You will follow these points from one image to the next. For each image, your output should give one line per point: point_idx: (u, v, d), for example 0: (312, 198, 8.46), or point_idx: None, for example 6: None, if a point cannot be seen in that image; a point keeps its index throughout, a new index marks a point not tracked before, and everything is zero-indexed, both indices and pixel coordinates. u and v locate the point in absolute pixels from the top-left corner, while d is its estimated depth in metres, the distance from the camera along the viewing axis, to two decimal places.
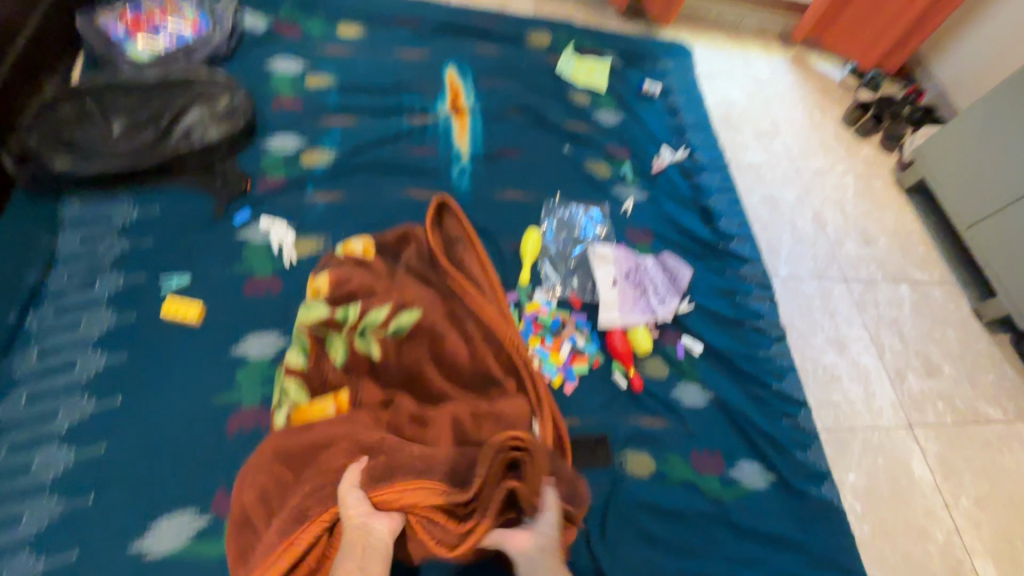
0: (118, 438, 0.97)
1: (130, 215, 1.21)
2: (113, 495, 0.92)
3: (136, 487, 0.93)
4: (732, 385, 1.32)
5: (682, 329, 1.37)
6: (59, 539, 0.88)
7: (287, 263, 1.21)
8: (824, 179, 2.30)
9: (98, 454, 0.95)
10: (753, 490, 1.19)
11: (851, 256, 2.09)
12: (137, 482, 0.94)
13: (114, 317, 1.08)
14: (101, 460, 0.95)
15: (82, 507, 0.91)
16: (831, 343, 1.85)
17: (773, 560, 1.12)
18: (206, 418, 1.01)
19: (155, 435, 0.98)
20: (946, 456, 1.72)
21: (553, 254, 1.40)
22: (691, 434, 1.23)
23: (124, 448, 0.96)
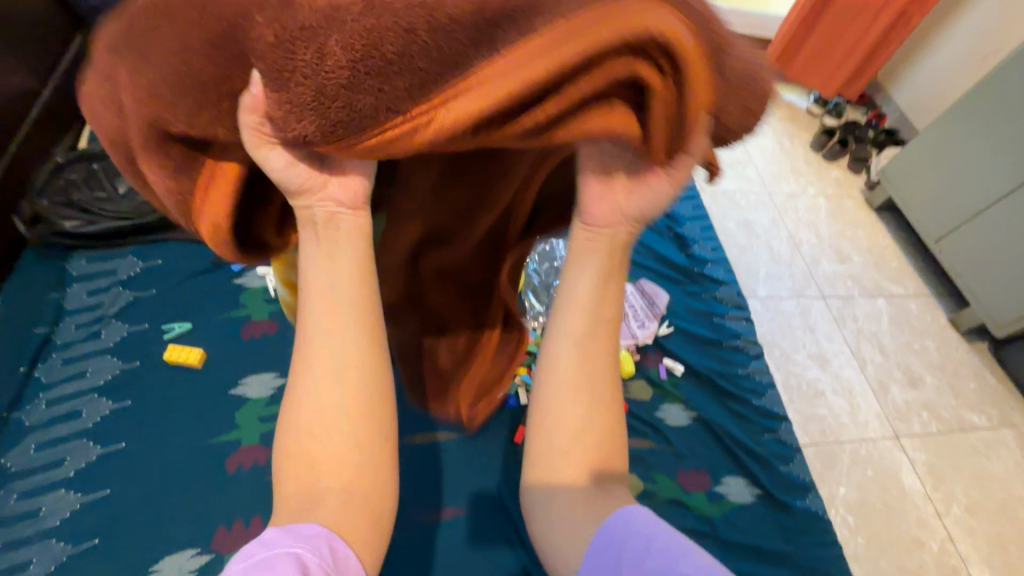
0: (122, 480, 1.01)
1: (134, 267, 1.28)
2: (118, 535, 0.96)
3: (140, 528, 0.97)
4: (714, 402, 1.37)
5: (663, 351, 1.43)
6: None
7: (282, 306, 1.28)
8: (797, 202, 2.41)
9: (103, 497, 0.99)
10: (740, 505, 1.23)
11: (827, 273, 2.17)
12: (141, 523, 0.98)
13: (119, 364, 1.14)
14: (106, 502, 0.99)
15: (88, 549, 0.94)
16: (813, 359, 1.91)
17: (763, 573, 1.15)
18: (208, 457, 1.06)
19: (158, 477, 1.03)
20: (935, 465, 1.75)
21: (536, 285, 1.47)
22: (677, 452, 1.28)
23: (129, 490, 1.00)
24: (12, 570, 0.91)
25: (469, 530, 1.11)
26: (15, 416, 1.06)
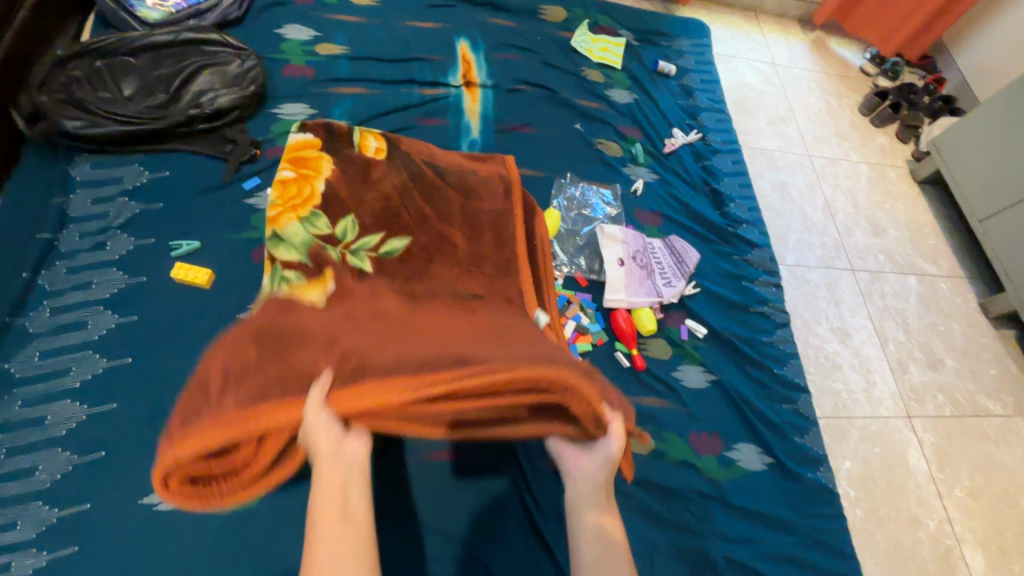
0: (129, 396, 0.99)
1: (140, 177, 1.21)
2: (124, 450, 0.95)
3: (146, 445, 0.96)
4: (733, 368, 1.33)
5: (687, 311, 1.37)
6: (73, 489, 0.91)
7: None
8: (837, 167, 2.27)
9: (109, 411, 0.97)
10: (749, 472, 1.21)
11: (859, 246, 2.07)
12: (148, 439, 0.96)
13: (126, 278, 1.09)
14: (113, 416, 0.97)
15: (94, 461, 0.93)
16: (835, 333, 1.85)
17: (767, 540, 1.14)
18: None
19: (165, 395, 1.01)
20: (943, 447, 1.73)
21: (562, 232, 1.39)
22: (692, 415, 1.25)
23: (135, 406, 0.98)
24: (17, 474, 0.90)
25: (474, 475, 1.06)
26: (17, 322, 1.03)
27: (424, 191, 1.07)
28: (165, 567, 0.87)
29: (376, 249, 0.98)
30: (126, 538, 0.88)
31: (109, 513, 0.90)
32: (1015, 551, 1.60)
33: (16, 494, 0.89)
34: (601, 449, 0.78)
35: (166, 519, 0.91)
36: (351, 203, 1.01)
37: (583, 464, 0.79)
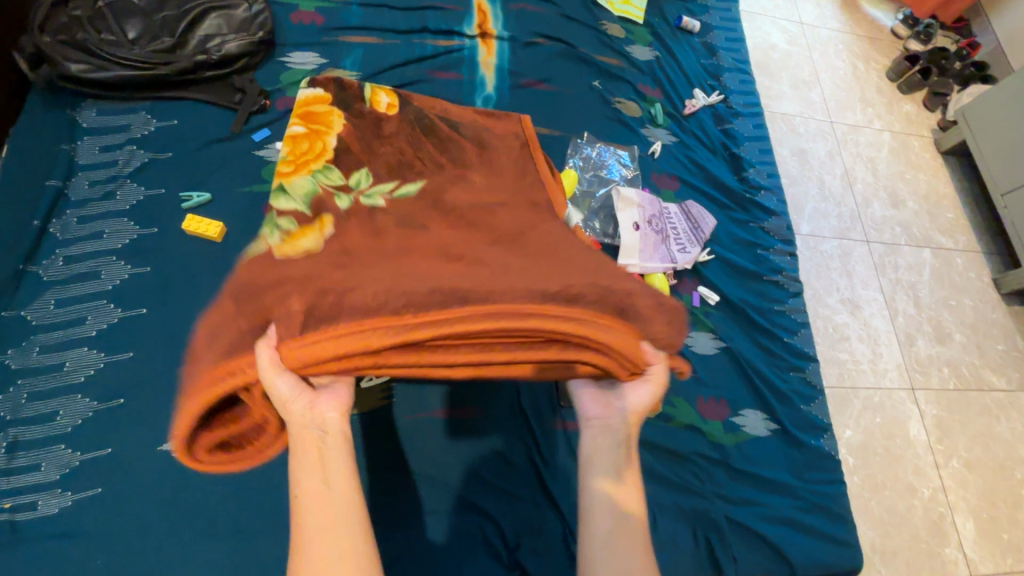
0: (144, 346, 1.00)
1: (148, 125, 1.18)
2: (142, 398, 0.96)
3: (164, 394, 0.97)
4: (744, 336, 1.33)
5: (700, 278, 1.36)
6: (95, 435, 0.93)
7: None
8: (859, 135, 2.20)
9: (125, 360, 0.98)
10: (754, 437, 1.23)
11: (876, 216, 2.04)
12: (165, 388, 0.98)
13: (137, 229, 1.08)
14: (130, 365, 0.98)
15: (113, 409, 0.95)
16: (845, 304, 1.84)
17: (766, 502, 1.17)
18: None
19: (180, 346, 1.01)
20: (943, 419, 1.75)
21: (578, 194, 1.37)
22: (700, 381, 1.26)
23: (152, 356, 0.99)
24: (39, 419, 0.92)
25: (483, 434, 1.07)
26: (31, 270, 1.03)
27: (436, 141, 1.04)
28: (186, 510, 0.90)
29: (390, 191, 0.93)
30: (148, 483, 0.91)
31: (130, 458, 0.92)
32: (1005, 520, 1.65)
33: (39, 438, 0.91)
34: (627, 398, 0.78)
35: (186, 465, 0.93)
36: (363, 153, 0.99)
37: (604, 412, 0.78)
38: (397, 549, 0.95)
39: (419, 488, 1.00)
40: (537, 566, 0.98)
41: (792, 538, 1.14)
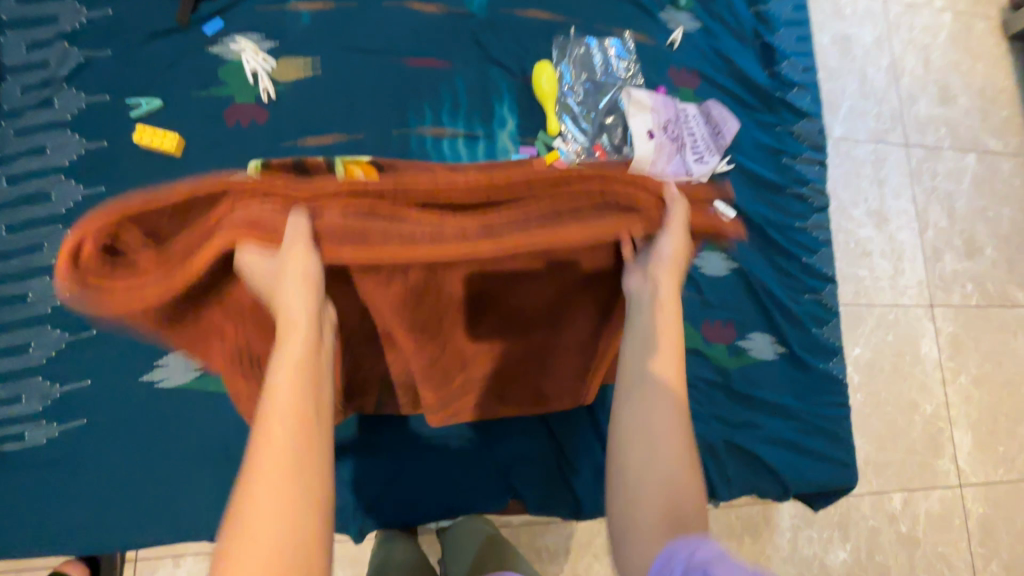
0: None
1: (78, 16, 1.01)
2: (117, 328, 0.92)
3: None
4: (758, 254, 1.24)
5: (716, 192, 1.23)
6: (71, 367, 0.90)
7: (270, 97, 1.05)
8: (916, 17, 1.90)
9: None
10: (759, 360, 1.19)
11: (920, 116, 1.82)
12: None
13: (84, 144, 0.97)
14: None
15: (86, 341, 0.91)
16: (871, 217, 1.70)
17: (764, 424, 1.15)
18: None
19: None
20: (958, 336, 1.69)
21: (563, 100, 1.17)
22: (707, 303, 1.20)
23: None
24: (13, 350, 0.89)
25: None
26: None
27: None
28: (177, 438, 0.90)
29: None
30: (134, 414, 0.89)
31: (111, 390, 0.90)
32: (1002, 434, 1.65)
33: (15, 369, 0.89)
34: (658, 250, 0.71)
35: (171, 396, 0.91)
36: None
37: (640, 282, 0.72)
38: (391, 472, 0.96)
39: (411, 417, 0.98)
40: (530, 488, 0.99)
41: (787, 458, 1.14)
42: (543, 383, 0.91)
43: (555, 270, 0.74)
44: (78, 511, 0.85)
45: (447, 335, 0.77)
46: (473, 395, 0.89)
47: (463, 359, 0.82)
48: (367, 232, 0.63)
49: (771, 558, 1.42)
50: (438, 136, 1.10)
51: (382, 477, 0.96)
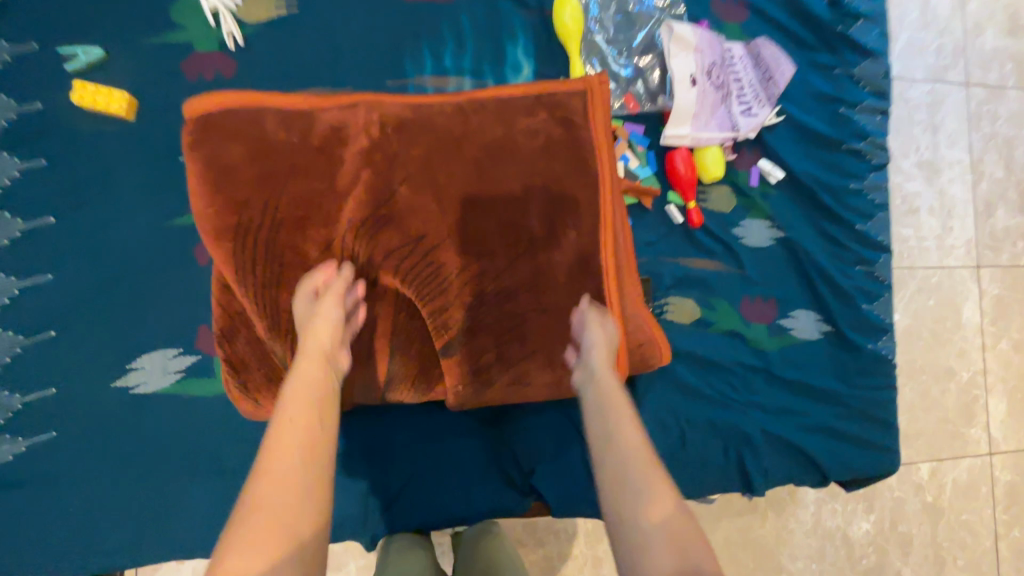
0: (65, 264, 0.81)
1: None
2: (80, 327, 0.81)
3: (102, 321, 0.81)
4: (805, 221, 1.09)
5: (762, 149, 1.08)
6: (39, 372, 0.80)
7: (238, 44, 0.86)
8: None
9: (45, 283, 0.80)
10: (801, 340, 1.08)
11: (985, 49, 1.60)
12: (102, 313, 0.81)
13: (13, 106, 0.80)
14: (55, 289, 0.80)
15: (46, 342, 0.80)
16: (921, 169, 1.53)
17: (805, 410, 1.06)
18: (168, 245, 0.83)
19: (112, 263, 0.82)
20: (1003, 299, 1.57)
21: (590, 40, 0.99)
22: (747, 278, 1.06)
23: (79, 277, 0.81)
24: None
25: None
26: None
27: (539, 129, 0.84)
28: (163, 448, 0.81)
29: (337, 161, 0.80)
30: (114, 423, 0.80)
31: (81, 396, 0.80)
32: None
33: None
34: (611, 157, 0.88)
35: (153, 403, 0.81)
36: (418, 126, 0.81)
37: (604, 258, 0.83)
38: (403, 477, 0.87)
39: (421, 416, 0.89)
40: (554, 491, 0.90)
41: (828, 447, 1.05)
42: (557, 338, 0.81)
43: (563, 186, 0.82)
44: (71, 521, 0.78)
45: (442, 265, 0.78)
46: (480, 337, 0.80)
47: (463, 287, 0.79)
48: (404, 125, 0.79)
49: (793, 531, 1.39)
50: (441, 90, 0.92)
51: (392, 482, 0.87)
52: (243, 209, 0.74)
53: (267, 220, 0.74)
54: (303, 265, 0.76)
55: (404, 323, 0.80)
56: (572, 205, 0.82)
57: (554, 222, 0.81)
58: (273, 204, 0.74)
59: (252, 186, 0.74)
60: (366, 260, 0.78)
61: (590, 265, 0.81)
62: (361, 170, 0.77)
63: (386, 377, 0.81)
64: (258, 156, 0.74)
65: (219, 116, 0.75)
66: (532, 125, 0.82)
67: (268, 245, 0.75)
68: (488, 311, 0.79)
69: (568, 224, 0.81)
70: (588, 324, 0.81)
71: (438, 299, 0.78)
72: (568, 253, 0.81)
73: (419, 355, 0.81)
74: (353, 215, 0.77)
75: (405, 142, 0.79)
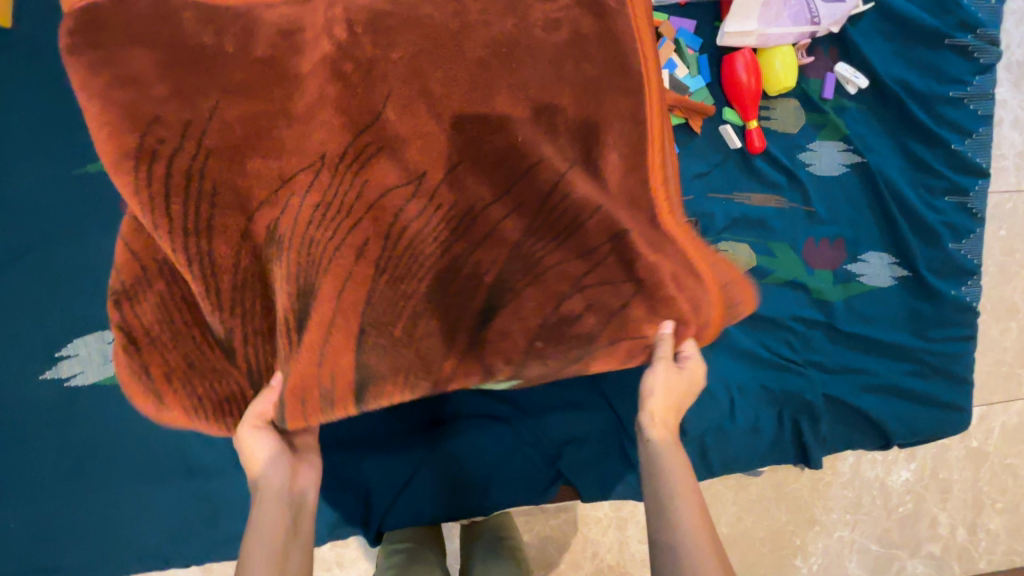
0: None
1: None
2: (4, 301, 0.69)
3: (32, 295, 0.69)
4: (889, 140, 0.88)
5: (840, 49, 0.86)
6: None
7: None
8: None
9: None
10: (873, 288, 0.91)
11: None
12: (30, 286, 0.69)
13: None
14: None
15: None
16: (1010, 71, 1.28)
17: (873, 369, 0.90)
18: (95, 202, 0.71)
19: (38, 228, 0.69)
20: None
21: None
22: (813, 216, 0.88)
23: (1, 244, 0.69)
24: None
25: None
26: None
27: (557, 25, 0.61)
28: (121, 442, 0.69)
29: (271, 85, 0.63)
30: (64, 417, 0.69)
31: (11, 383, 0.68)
32: None
33: None
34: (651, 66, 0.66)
35: (104, 392, 0.69)
36: (394, 17, 0.58)
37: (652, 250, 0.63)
38: (410, 466, 0.74)
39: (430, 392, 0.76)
40: (584, 476, 0.77)
41: (895, 409, 0.90)
42: (601, 293, 0.62)
43: (592, 99, 0.61)
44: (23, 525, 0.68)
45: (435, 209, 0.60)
46: (491, 301, 0.60)
47: (471, 232, 0.60)
48: (379, 20, 0.58)
49: (830, 483, 1.29)
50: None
51: (397, 474, 0.74)
52: (165, 138, 0.56)
53: (196, 150, 0.56)
54: (244, 208, 0.57)
55: (385, 286, 0.59)
56: (606, 123, 0.62)
57: (587, 144, 0.62)
58: (201, 132, 0.56)
59: (172, 105, 0.56)
60: (337, 199, 0.58)
61: (633, 200, 0.64)
62: (323, 82, 0.57)
63: (359, 369, 0.58)
64: (175, 64, 0.56)
65: (120, 18, 0.56)
66: (551, 14, 0.61)
67: (197, 185, 0.57)
68: (502, 266, 0.60)
69: (604, 146, 0.62)
70: (634, 271, 0.62)
71: (438, 249, 0.59)
72: (606, 185, 0.63)
73: (409, 332, 0.59)
74: (312, 146, 0.57)
75: (381, 43, 0.57)
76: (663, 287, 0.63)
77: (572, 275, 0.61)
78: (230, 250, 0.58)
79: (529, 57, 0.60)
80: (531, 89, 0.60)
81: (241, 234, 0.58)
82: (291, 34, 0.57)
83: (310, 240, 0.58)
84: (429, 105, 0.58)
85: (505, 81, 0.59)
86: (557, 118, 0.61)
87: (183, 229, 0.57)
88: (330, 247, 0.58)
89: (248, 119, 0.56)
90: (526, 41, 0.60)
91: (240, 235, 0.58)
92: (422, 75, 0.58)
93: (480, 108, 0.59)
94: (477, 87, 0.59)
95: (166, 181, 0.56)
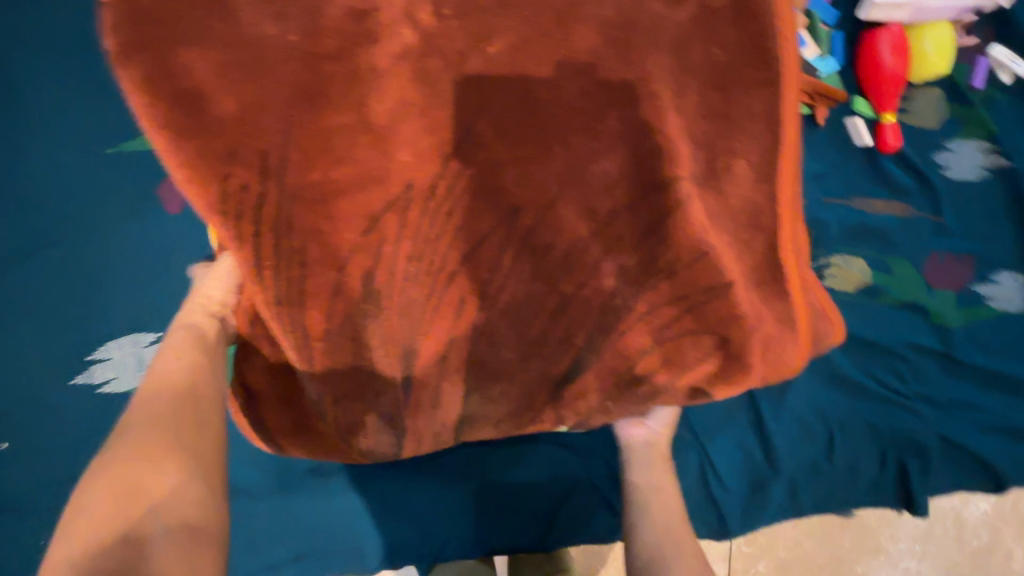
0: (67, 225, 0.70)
1: None
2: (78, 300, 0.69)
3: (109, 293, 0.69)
4: None
5: (997, 28, 0.72)
6: (43, 345, 0.68)
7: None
8: None
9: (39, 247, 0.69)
10: (1001, 313, 0.77)
11: None
12: (108, 284, 0.69)
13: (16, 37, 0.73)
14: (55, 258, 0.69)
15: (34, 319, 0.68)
16: None
17: (993, 407, 0.77)
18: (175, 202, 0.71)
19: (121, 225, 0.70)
20: None
21: None
22: (942, 227, 0.74)
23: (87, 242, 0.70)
24: None
25: None
26: None
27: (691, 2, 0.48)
28: None
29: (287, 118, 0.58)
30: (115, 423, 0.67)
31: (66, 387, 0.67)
32: None
33: None
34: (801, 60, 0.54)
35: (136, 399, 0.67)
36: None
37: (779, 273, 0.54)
38: (471, 494, 0.67)
39: None
40: None
41: (1020, 456, 0.76)
42: (738, 329, 0.53)
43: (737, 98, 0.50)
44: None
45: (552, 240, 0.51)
46: (616, 344, 0.53)
47: (576, 275, 0.52)
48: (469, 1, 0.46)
49: None
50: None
51: (457, 501, 0.67)
52: (232, 168, 0.45)
53: (275, 187, 0.46)
54: (339, 259, 0.48)
55: (500, 329, 0.52)
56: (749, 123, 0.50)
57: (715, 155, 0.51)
58: (275, 157, 0.45)
59: (239, 129, 0.45)
60: (435, 242, 0.49)
61: (765, 221, 0.53)
62: (408, 86, 0.47)
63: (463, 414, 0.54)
64: (241, 72, 0.44)
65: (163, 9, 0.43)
66: None
67: (285, 230, 0.47)
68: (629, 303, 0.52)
69: (735, 154, 0.51)
70: (764, 307, 0.55)
71: (549, 286, 0.52)
72: (736, 204, 0.52)
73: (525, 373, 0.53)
74: (409, 170, 0.48)
75: (474, 27, 0.46)
76: (785, 320, 0.56)
77: (709, 316, 0.53)
78: (321, 308, 0.49)
79: (658, 48, 0.48)
80: (660, 91, 0.49)
81: (330, 286, 0.48)
82: (363, 20, 0.45)
83: (410, 282, 0.50)
84: (531, 120, 0.48)
85: (629, 81, 0.48)
86: (690, 125, 0.50)
87: (268, 291, 0.48)
88: (427, 301, 0.50)
89: (330, 139, 0.46)
90: (653, 30, 0.48)
91: (332, 291, 0.49)
92: (530, 78, 0.47)
93: (600, 117, 0.49)
94: (597, 89, 0.48)
95: (238, 219, 0.46)
